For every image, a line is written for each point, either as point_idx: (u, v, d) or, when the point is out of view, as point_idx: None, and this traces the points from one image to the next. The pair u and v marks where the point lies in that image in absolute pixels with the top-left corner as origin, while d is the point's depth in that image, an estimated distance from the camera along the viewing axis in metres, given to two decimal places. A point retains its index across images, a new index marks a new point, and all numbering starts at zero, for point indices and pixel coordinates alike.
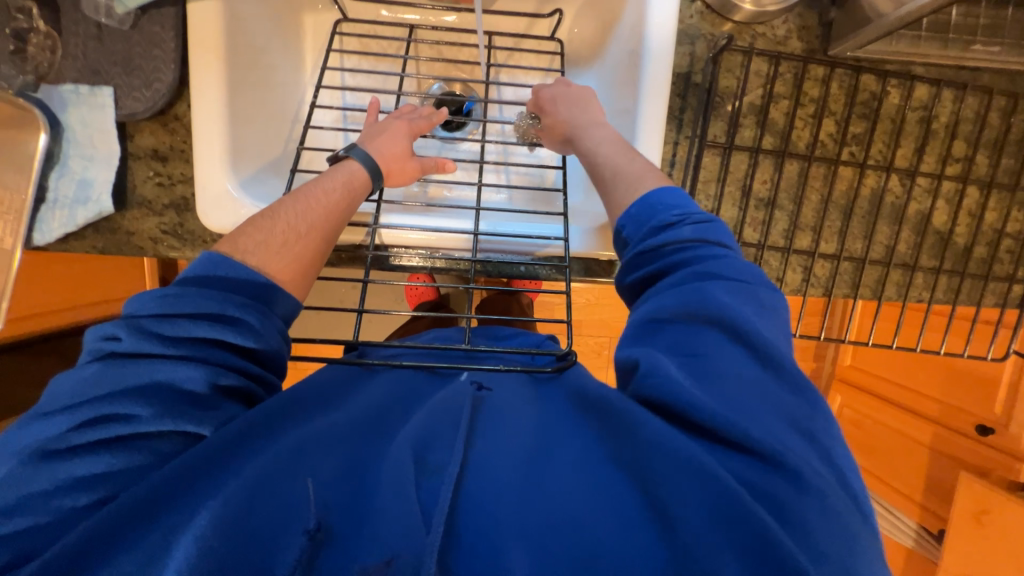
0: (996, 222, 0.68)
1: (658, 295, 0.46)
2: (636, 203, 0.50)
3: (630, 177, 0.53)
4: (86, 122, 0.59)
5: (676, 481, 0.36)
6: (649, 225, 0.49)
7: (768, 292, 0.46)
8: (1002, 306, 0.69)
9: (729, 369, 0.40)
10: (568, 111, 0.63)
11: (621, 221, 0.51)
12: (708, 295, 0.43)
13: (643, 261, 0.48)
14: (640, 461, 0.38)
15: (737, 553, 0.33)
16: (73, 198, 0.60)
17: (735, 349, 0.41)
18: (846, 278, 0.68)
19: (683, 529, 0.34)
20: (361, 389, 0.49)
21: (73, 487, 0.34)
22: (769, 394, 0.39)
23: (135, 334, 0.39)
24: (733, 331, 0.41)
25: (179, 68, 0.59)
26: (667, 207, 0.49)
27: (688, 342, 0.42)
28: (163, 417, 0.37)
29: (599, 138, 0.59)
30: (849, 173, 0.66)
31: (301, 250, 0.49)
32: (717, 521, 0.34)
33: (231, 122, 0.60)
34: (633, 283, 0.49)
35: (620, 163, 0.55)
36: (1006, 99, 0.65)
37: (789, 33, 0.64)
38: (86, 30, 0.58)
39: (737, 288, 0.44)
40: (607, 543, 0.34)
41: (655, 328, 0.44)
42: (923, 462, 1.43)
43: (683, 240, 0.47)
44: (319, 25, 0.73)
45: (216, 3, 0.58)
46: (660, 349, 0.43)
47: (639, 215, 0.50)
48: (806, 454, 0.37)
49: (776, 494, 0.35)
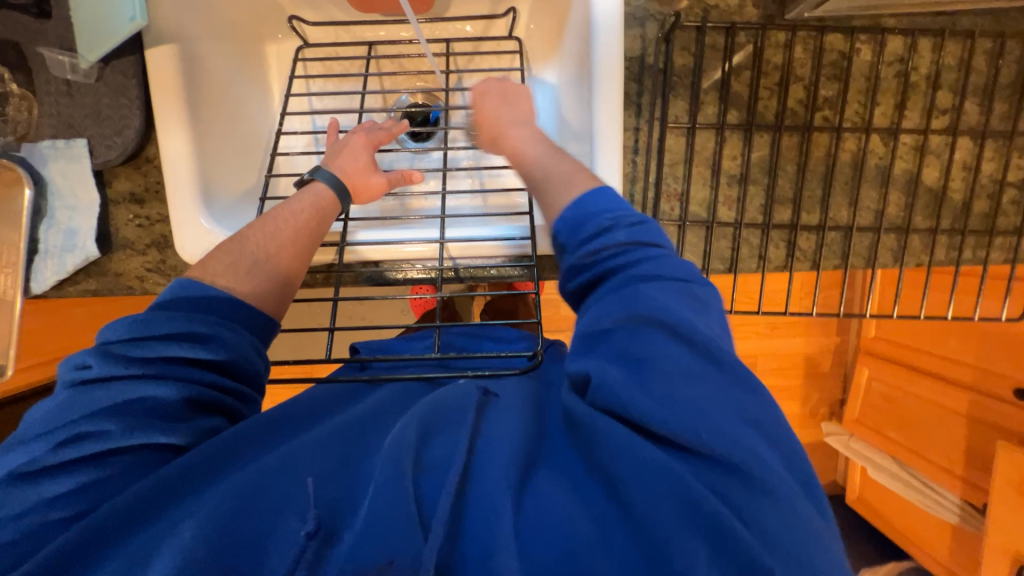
0: (995, 172, 0.63)
1: (598, 303, 0.44)
2: (569, 208, 0.49)
3: (561, 180, 0.52)
4: (66, 173, 0.62)
5: (649, 488, 0.34)
6: (582, 232, 0.47)
7: (702, 287, 0.45)
8: (1012, 262, 0.64)
9: (674, 366, 0.38)
10: (496, 108, 0.63)
11: (555, 228, 0.49)
12: (644, 297, 0.41)
13: (578, 272, 0.46)
14: (613, 458, 0.36)
15: (709, 550, 0.32)
16: (62, 246, 0.63)
17: (679, 348, 0.39)
18: (835, 249, 0.65)
19: (655, 528, 0.33)
20: (359, 400, 0.49)
21: (44, 506, 0.35)
22: (765, 407, 0.38)
23: (105, 360, 0.39)
24: (673, 329, 0.39)
25: (144, 112, 0.62)
26: (600, 210, 0.47)
27: (632, 347, 0.39)
28: (133, 432, 0.38)
29: (521, 137, 0.59)
30: (826, 139, 0.63)
31: (271, 269, 0.50)
32: (693, 522, 0.32)
33: (198, 155, 0.62)
34: (576, 291, 0.48)
35: (550, 164, 0.55)
36: (991, 41, 0.61)
37: (743, 2, 0.62)
38: (57, 88, 0.61)
39: (674, 286, 0.43)
40: (593, 538, 0.33)
41: (599, 337, 0.42)
42: (961, 432, 1.35)
43: (619, 244, 0.45)
44: (281, 53, 0.74)
45: (172, 45, 0.61)
46: (608, 358, 0.40)
47: (573, 220, 0.48)
48: (772, 455, 0.36)
49: (767, 493, 0.34)
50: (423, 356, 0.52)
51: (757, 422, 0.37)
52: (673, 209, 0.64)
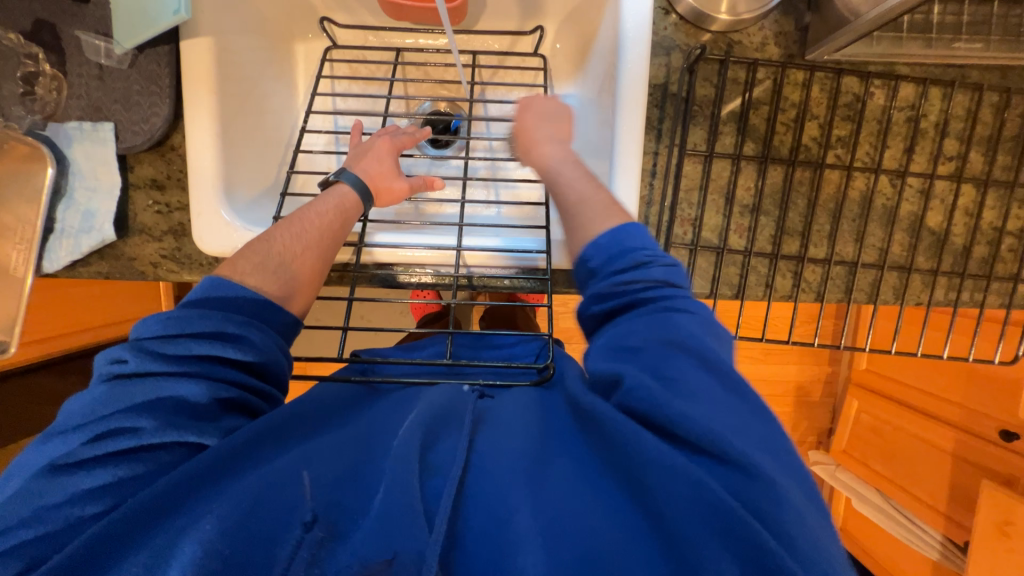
0: (996, 220, 0.66)
1: (630, 324, 0.45)
2: (607, 234, 0.50)
3: (598, 207, 0.53)
4: (90, 155, 0.63)
5: (675, 493, 0.35)
6: (620, 260, 0.48)
7: (721, 326, 0.47)
8: (1007, 306, 0.66)
9: (701, 390, 0.40)
10: (537, 123, 0.63)
11: (587, 250, 0.50)
12: (680, 327, 0.43)
13: (610, 293, 0.47)
14: (638, 464, 0.37)
15: (734, 555, 0.33)
16: (79, 227, 0.63)
17: (705, 374, 0.41)
18: (839, 283, 0.67)
19: (681, 532, 0.34)
20: (368, 401, 0.50)
21: (79, 498, 0.35)
22: (763, 419, 0.40)
23: (141, 355, 0.40)
24: (702, 358, 0.41)
25: (173, 102, 0.63)
26: (638, 245, 0.49)
27: (663, 367, 0.41)
28: (166, 430, 0.38)
29: (553, 157, 0.60)
30: (836, 176, 0.65)
31: (295, 269, 0.51)
32: (717, 526, 0.33)
33: (224, 149, 0.63)
34: (599, 313, 0.48)
35: (586, 190, 0.55)
36: (998, 95, 0.64)
37: (765, 39, 0.64)
38: (89, 71, 0.62)
39: (702, 322, 0.45)
40: (601, 542, 0.34)
41: (627, 353, 0.43)
42: (945, 469, 1.37)
43: (655, 279, 0.47)
44: (310, 52, 0.76)
45: (207, 39, 0.62)
46: (641, 368, 0.42)
47: (608, 247, 0.49)
48: (773, 471, 0.36)
49: (766, 499, 0.34)
50: (436, 362, 0.53)
51: (760, 438, 0.38)
52: (686, 233, 0.66)
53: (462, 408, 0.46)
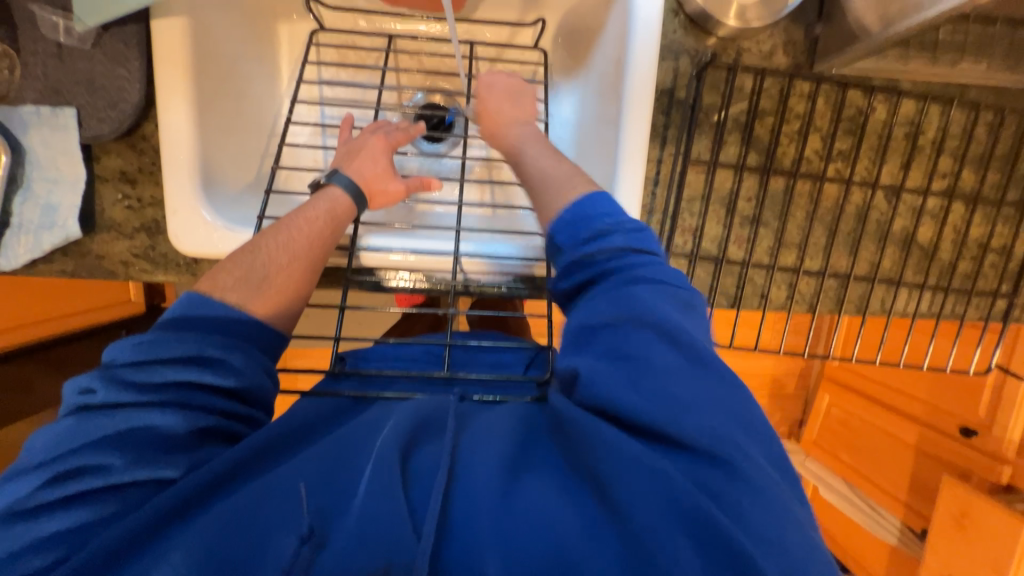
0: (982, 237, 0.68)
1: (589, 301, 0.46)
2: (568, 209, 0.50)
3: (560, 182, 0.53)
4: (49, 144, 0.57)
5: (638, 486, 0.34)
6: (581, 234, 0.48)
7: (688, 292, 0.46)
8: (985, 320, 0.69)
9: (662, 365, 0.39)
10: (498, 105, 0.62)
11: (553, 228, 0.51)
12: (637, 300, 0.43)
13: (572, 271, 0.48)
14: (596, 456, 0.37)
15: (694, 544, 0.32)
16: (38, 223, 0.58)
17: (666, 348, 0.40)
18: (831, 295, 0.68)
19: (638, 525, 0.33)
20: (347, 417, 0.46)
21: (36, 547, 0.33)
22: (718, 392, 0.39)
23: (111, 385, 0.37)
24: (661, 329, 0.41)
25: (145, 87, 0.58)
26: (598, 214, 0.49)
27: (620, 344, 0.41)
28: (137, 466, 0.35)
29: (521, 137, 0.59)
30: (835, 190, 0.66)
31: (282, 282, 0.47)
32: (682, 517, 0.33)
33: (201, 140, 0.58)
34: (567, 289, 0.49)
35: (547, 168, 0.55)
36: (992, 114, 0.65)
37: (774, 47, 0.63)
38: (46, 48, 0.56)
39: (662, 290, 0.45)
40: (573, 540, 0.34)
41: (587, 335, 0.44)
42: (909, 463, 1.46)
43: (615, 249, 0.47)
44: (295, 34, 0.69)
45: (182, 19, 0.56)
46: (597, 354, 0.42)
47: (570, 223, 0.49)
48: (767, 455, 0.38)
49: (758, 498, 0.34)
50: (432, 375, 0.50)
51: (764, 427, 0.38)
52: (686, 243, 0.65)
53: (445, 414, 0.43)
